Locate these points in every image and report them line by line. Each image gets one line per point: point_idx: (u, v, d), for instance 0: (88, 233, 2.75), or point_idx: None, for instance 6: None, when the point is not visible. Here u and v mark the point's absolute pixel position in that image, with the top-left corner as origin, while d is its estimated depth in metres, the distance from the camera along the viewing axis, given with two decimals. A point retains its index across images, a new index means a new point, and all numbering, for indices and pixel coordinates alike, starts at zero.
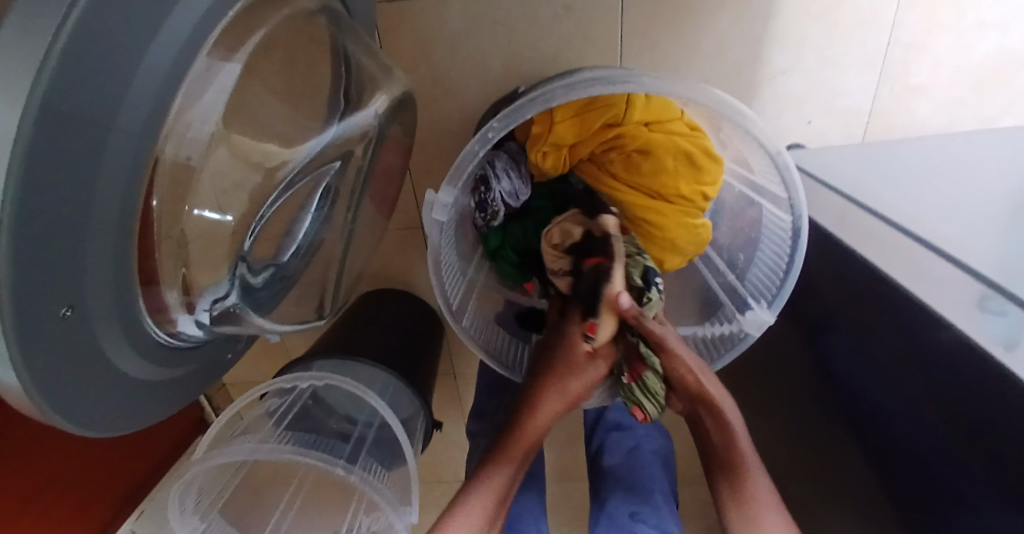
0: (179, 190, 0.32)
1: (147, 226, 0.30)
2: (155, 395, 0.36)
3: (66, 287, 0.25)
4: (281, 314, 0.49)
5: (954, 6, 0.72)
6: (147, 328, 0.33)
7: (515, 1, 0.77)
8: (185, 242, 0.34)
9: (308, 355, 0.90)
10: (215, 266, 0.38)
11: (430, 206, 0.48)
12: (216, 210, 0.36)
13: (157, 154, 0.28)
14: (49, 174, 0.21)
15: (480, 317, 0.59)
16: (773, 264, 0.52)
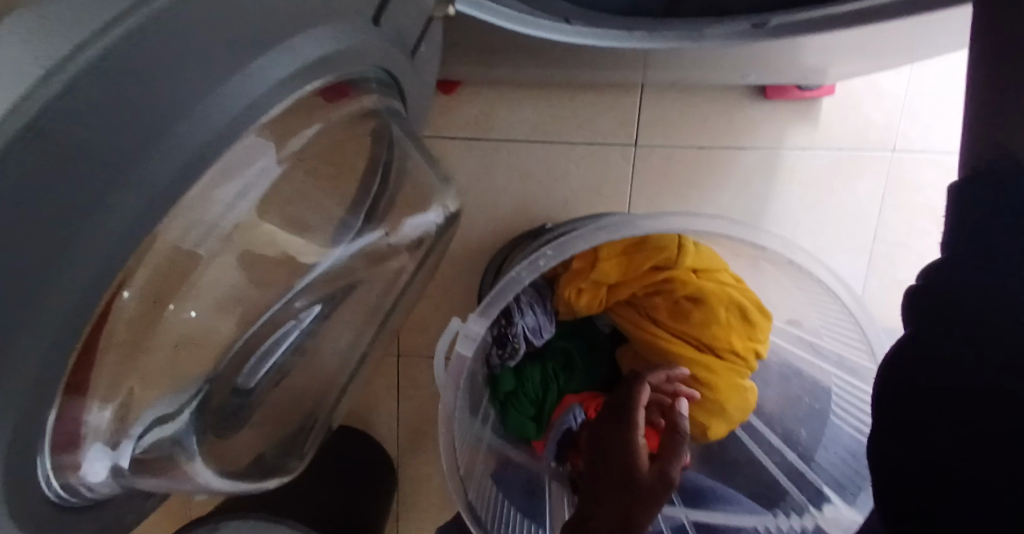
0: (171, 283, 0.24)
1: (115, 325, 0.21)
2: None
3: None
4: (236, 451, 0.37)
5: (924, 217, 0.82)
6: (40, 484, 0.20)
7: (537, 154, 0.82)
8: (146, 351, 0.25)
9: (223, 511, 0.69)
10: (158, 379, 0.28)
11: (453, 334, 0.42)
12: (202, 310, 0.29)
13: (169, 232, 0.20)
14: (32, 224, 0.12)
15: (483, 480, 0.49)
16: (851, 447, 0.50)
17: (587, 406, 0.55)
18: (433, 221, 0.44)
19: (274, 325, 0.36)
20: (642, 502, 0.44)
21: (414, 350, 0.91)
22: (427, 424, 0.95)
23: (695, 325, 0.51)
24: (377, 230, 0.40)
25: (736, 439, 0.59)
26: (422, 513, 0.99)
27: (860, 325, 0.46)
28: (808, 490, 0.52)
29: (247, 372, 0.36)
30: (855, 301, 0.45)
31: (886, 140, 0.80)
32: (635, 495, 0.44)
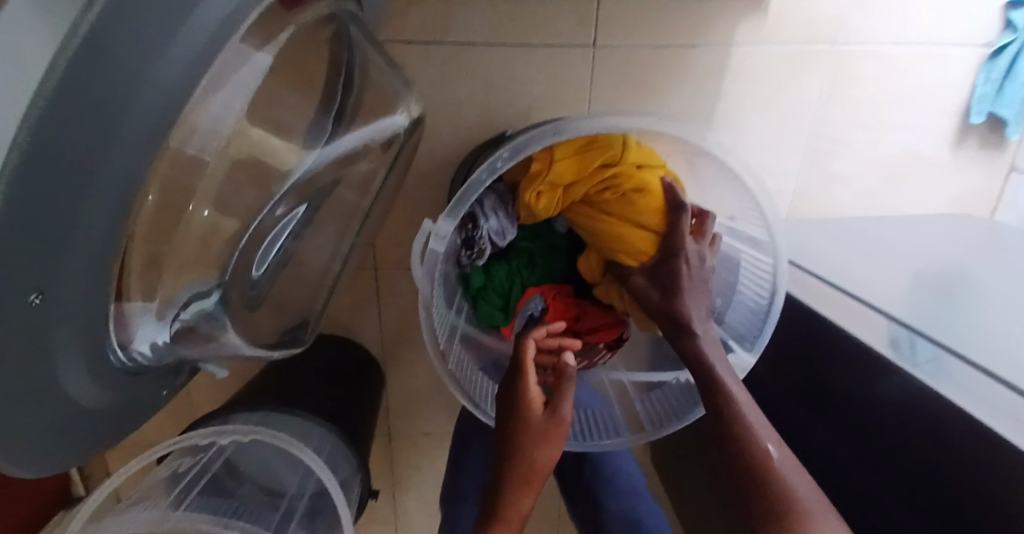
0: (188, 182, 0.28)
1: (141, 221, 0.25)
2: (77, 427, 0.28)
3: (32, 270, 0.20)
4: (261, 334, 0.42)
5: (858, 109, 0.89)
6: (101, 341, 0.27)
7: (494, 58, 0.82)
8: (174, 245, 0.30)
9: (230, 406, 0.77)
10: (187, 268, 0.32)
11: (426, 236, 0.47)
12: (213, 210, 0.33)
13: (173, 140, 0.24)
14: (73, 108, 0.19)
15: (464, 356, 0.58)
16: (753, 310, 0.59)
17: (547, 295, 0.64)
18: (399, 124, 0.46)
19: (271, 234, 0.40)
20: (539, 443, 0.48)
21: (390, 262, 0.96)
22: (408, 325, 1.03)
23: (637, 210, 0.56)
24: (347, 134, 0.42)
25: None
26: (411, 401, 1.12)
27: (767, 210, 0.53)
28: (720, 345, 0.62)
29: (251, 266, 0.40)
30: (762, 191, 0.52)
31: (829, 35, 0.83)
32: (530, 439, 0.48)
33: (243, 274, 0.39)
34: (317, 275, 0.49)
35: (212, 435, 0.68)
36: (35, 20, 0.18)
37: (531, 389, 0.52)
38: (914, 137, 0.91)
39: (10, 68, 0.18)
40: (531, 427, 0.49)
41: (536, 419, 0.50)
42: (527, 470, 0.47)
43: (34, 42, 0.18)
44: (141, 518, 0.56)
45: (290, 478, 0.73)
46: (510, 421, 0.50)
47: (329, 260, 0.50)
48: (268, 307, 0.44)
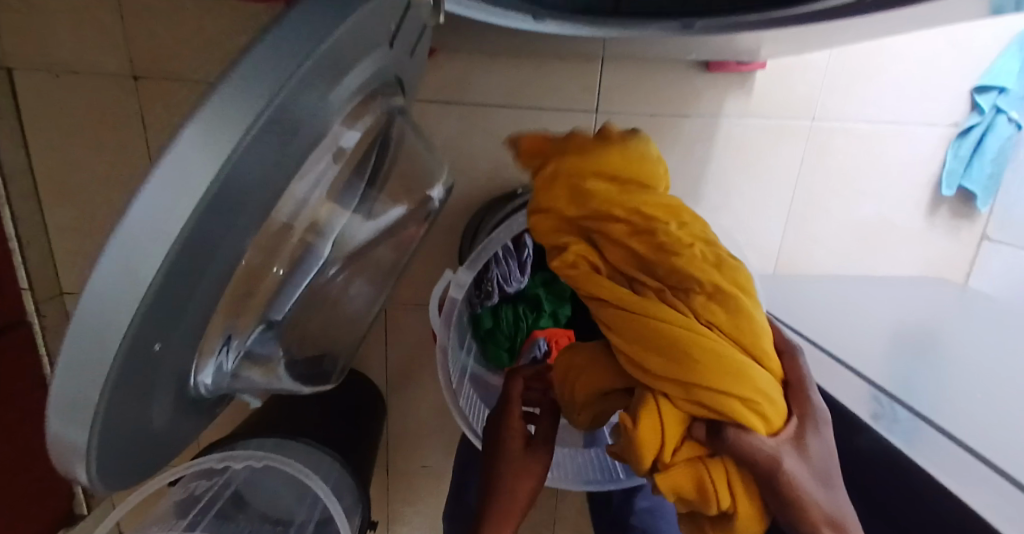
0: (269, 246, 0.34)
1: (235, 280, 0.32)
2: (152, 449, 0.33)
3: (163, 325, 0.26)
4: (298, 373, 0.47)
5: (835, 178, 0.97)
6: (188, 372, 0.33)
7: (507, 119, 0.91)
8: (256, 294, 0.37)
9: (241, 433, 0.81)
10: (259, 310, 0.38)
11: (446, 284, 0.54)
12: (285, 267, 0.39)
13: (274, 213, 0.32)
14: (211, 213, 0.24)
15: (473, 396, 0.63)
16: None
17: (549, 339, 0.67)
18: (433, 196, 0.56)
19: (321, 286, 0.46)
20: (519, 478, 0.52)
21: (399, 299, 1.02)
22: (411, 360, 1.08)
23: (684, 273, 0.36)
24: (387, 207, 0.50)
25: None
26: (410, 434, 1.15)
27: None
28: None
29: (301, 313, 0.45)
30: None
31: (808, 110, 0.92)
32: (512, 476, 0.52)
33: (294, 320, 0.44)
34: (348, 318, 0.54)
35: (227, 460, 0.72)
36: (211, 136, 0.22)
37: (514, 428, 0.55)
38: (887, 203, 0.99)
39: (180, 172, 0.22)
40: (513, 464, 0.53)
41: (517, 457, 0.53)
42: (508, 505, 0.51)
43: (195, 165, 0.22)
44: None
45: (297, 506, 0.76)
46: (492, 458, 0.54)
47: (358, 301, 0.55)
48: (308, 349, 0.48)
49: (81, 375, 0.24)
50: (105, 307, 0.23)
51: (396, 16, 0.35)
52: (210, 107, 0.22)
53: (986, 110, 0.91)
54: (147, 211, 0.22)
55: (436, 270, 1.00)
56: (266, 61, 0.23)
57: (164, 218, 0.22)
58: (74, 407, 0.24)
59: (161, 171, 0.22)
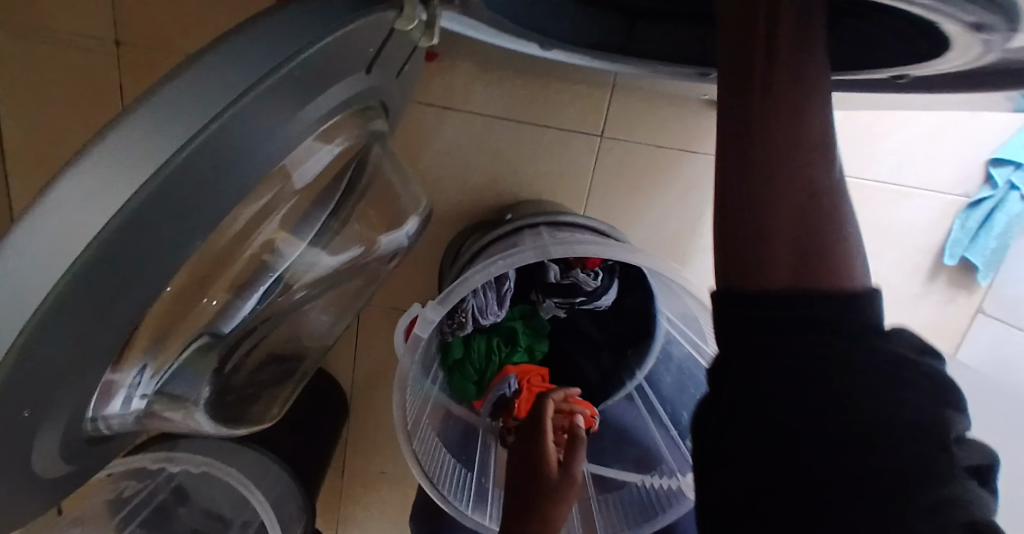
0: (201, 280, 0.31)
1: (147, 323, 0.28)
2: (39, 504, 0.29)
3: (44, 389, 0.22)
4: (221, 403, 0.43)
5: None
6: (83, 417, 0.28)
7: (508, 133, 0.87)
8: (181, 328, 0.33)
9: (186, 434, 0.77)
10: (189, 342, 0.35)
11: (413, 317, 0.50)
12: (226, 297, 0.36)
13: (213, 236, 0.28)
14: (98, 278, 0.20)
15: (430, 433, 0.59)
16: None
17: (521, 378, 0.65)
18: (403, 237, 0.52)
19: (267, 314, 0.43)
20: (555, 503, 0.48)
21: (375, 302, 0.98)
22: (382, 365, 1.04)
23: None
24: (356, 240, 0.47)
25: (639, 415, 0.69)
26: (371, 440, 1.12)
27: None
28: (678, 459, 0.61)
29: (236, 344, 0.42)
30: None
31: None
32: (547, 495, 0.48)
33: (230, 349, 0.40)
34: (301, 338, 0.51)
35: (164, 460, 0.68)
36: (96, 190, 0.19)
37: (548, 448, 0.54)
38: (884, 265, 0.97)
39: (59, 233, 0.19)
40: (551, 489, 0.49)
41: (553, 476, 0.51)
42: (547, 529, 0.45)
43: (75, 220, 0.19)
44: None
45: (236, 511, 0.72)
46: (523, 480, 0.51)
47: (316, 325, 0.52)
48: (244, 373, 0.45)
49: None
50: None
51: (376, 35, 0.32)
52: (105, 157, 0.20)
53: (1000, 184, 0.89)
54: (19, 264, 0.19)
55: (417, 277, 0.96)
56: (181, 104, 0.21)
57: (37, 280, 0.19)
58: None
59: (38, 217, 0.19)
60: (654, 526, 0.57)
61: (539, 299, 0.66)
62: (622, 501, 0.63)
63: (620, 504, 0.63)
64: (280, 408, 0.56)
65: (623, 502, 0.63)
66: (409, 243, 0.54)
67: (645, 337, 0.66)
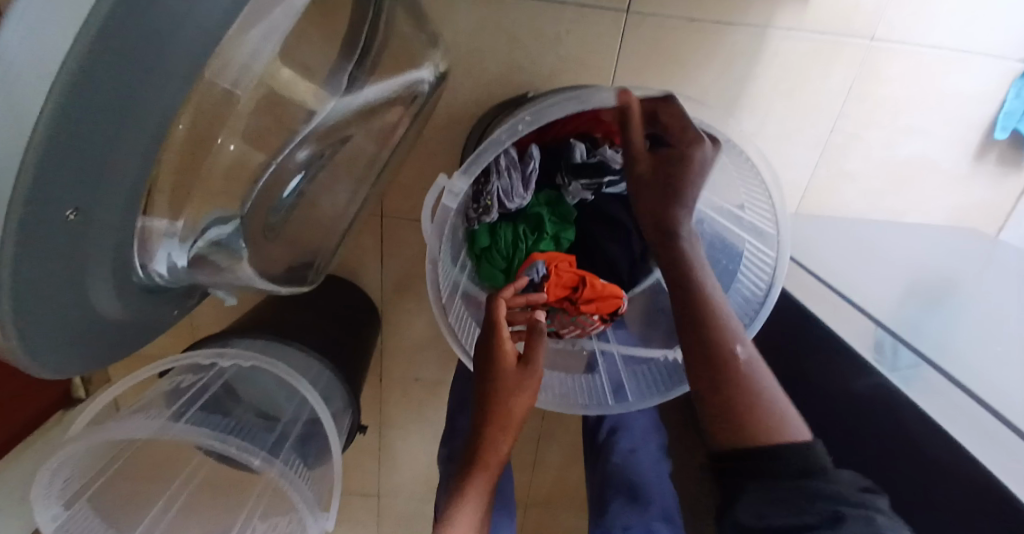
0: (208, 114, 0.30)
1: (167, 155, 0.29)
2: (98, 330, 0.32)
3: (75, 190, 0.24)
4: (272, 269, 0.43)
5: (881, 112, 0.87)
6: (130, 256, 0.32)
7: (522, 14, 0.80)
8: (205, 174, 0.34)
9: (233, 332, 0.81)
10: (216, 190, 0.36)
11: (439, 191, 0.48)
12: (242, 145, 0.36)
13: (212, 62, 0.27)
14: (98, 61, 0.21)
15: (464, 314, 0.61)
16: (747, 298, 0.57)
17: (549, 263, 0.64)
18: (424, 80, 0.47)
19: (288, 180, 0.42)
20: (513, 393, 0.51)
21: (396, 211, 0.97)
22: (408, 273, 1.06)
23: None
24: (370, 85, 0.42)
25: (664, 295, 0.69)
26: (403, 347, 1.16)
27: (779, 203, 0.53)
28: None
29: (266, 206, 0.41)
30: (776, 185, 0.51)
31: (867, 28, 0.80)
32: (507, 387, 0.51)
33: (266, 213, 0.41)
34: (332, 223, 0.50)
35: (215, 356, 0.71)
36: None
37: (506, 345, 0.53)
38: (935, 145, 0.89)
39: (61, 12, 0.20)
40: (514, 396, 0.50)
41: (517, 374, 0.52)
42: (505, 415, 0.50)
43: (55, 27, 0.20)
44: (145, 423, 0.60)
45: (286, 406, 0.77)
46: (480, 377, 0.52)
47: (343, 205, 0.50)
48: (287, 240, 0.45)
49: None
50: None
51: None
52: None
53: None
54: (0, 72, 0.20)
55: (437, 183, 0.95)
56: None
57: (33, 73, 0.20)
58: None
59: (10, 27, 0.20)
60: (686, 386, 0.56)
61: (566, 183, 0.62)
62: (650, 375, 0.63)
63: (642, 377, 0.63)
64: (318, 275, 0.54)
65: (652, 375, 0.63)
66: (429, 90, 0.49)
67: None
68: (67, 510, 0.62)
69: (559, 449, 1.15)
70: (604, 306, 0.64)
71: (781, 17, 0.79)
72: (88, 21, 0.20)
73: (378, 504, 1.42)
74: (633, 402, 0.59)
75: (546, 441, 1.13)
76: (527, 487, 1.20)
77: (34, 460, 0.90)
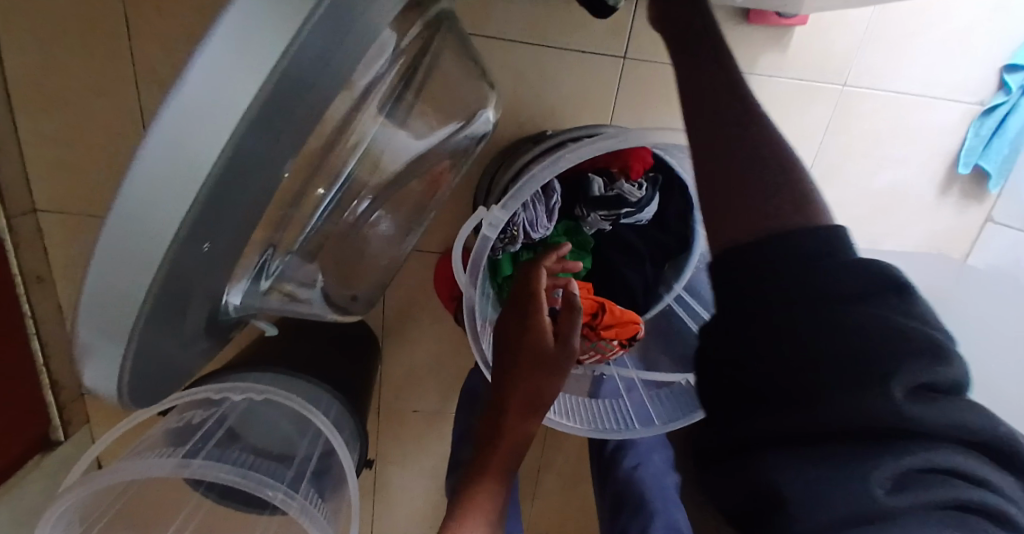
0: (311, 167, 0.32)
1: (276, 199, 0.30)
2: (180, 351, 0.33)
3: (214, 227, 0.25)
4: (324, 297, 0.44)
5: (856, 148, 0.95)
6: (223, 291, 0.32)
7: (530, 57, 0.85)
8: (294, 215, 0.35)
9: (242, 365, 0.79)
10: (297, 230, 0.37)
11: (478, 222, 0.50)
12: (325, 187, 0.37)
13: (328, 118, 0.29)
14: (261, 123, 0.23)
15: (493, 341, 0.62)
16: None
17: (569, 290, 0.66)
18: (486, 121, 0.51)
19: (351, 217, 0.43)
20: (543, 371, 0.52)
21: None
22: (411, 303, 1.06)
23: None
24: (437, 127, 0.44)
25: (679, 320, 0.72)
26: (403, 378, 1.15)
27: None
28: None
29: (328, 240, 0.42)
30: None
31: (841, 74, 0.89)
32: (537, 363, 0.53)
33: (327, 245, 0.42)
34: (382, 256, 0.51)
35: (226, 390, 0.69)
36: (249, 41, 0.21)
37: (540, 318, 0.56)
38: (904, 178, 0.98)
39: (235, 77, 0.21)
40: (544, 372, 0.52)
41: (549, 349, 0.54)
42: (533, 391, 0.51)
43: (233, 83, 0.21)
44: (161, 461, 0.58)
45: (299, 442, 0.75)
46: (514, 349, 0.55)
47: (390, 240, 0.51)
48: (342, 272, 0.46)
49: (138, 262, 0.24)
50: (144, 205, 0.23)
51: None
52: (259, 16, 0.21)
53: (1013, 89, 0.88)
54: (176, 118, 0.22)
55: (443, 214, 0.97)
56: None
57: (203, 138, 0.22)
58: (103, 300, 0.25)
59: (192, 76, 0.22)
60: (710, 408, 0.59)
61: (584, 214, 0.66)
62: (670, 399, 0.65)
63: (663, 402, 0.64)
64: (365, 307, 0.55)
65: (672, 399, 0.65)
66: (490, 131, 0.53)
67: (684, 251, 0.70)
68: None
69: (561, 477, 1.14)
70: (623, 331, 0.66)
71: (765, 63, 0.87)
72: (261, 93, 0.22)
73: None
74: (653, 427, 0.61)
75: (550, 470, 1.13)
76: (528, 519, 1.19)
77: (10, 509, 0.84)
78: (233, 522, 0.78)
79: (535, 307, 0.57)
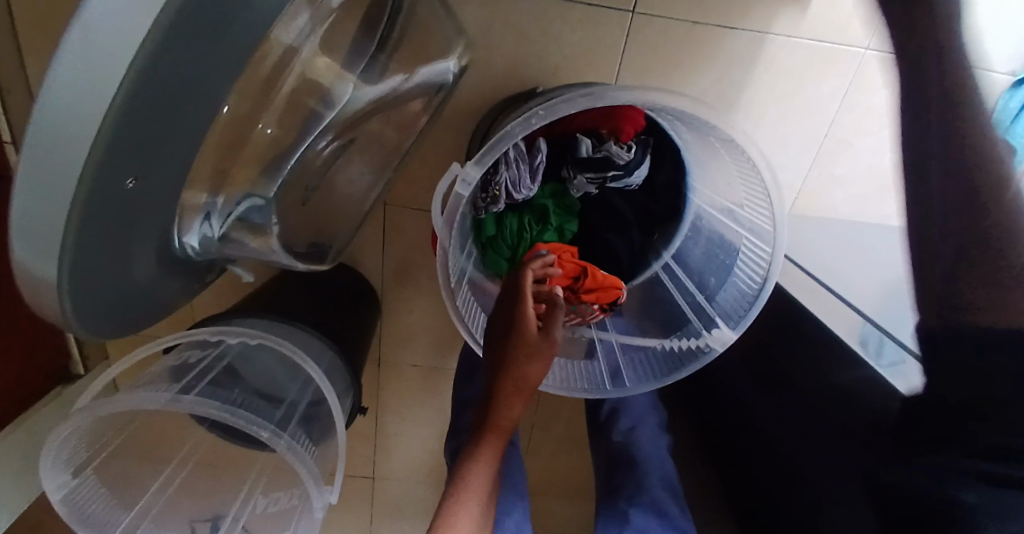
0: (250, 100, 0.34)
1: (214, 133, 0.33)
2: (135, 280, 0.35)
3: (139, 161, 0.28)
4: (292, 242, 0.46)
5: (873, 118, 0.89)
6: (174, 224, 0.36)
7: (531, 11, 0.81)
8: (244, 154, 0.38)
9: (237, 311, 0.82)
10: (250, 169, 0.39)
11: (452, 178, 0.50)
12: (276, 128, 0.39)
13: (257, 55, 0.31)
14: (168, 54, 0.25)
15: (472, 297, 0.63)
16: (743, 291, 0.60)
17: (552, 252, 0.67)
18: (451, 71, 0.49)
19: (315, 163, 0.45)
20: (529, 359, 0.50)
21: (400, 200, 0.99)
22: (408, 260, 1.07)
23: None
24: (397, 73, 0.44)
25: (665, 288, 0.71)
26: (401, 333, 1.18)
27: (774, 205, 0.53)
28: (704, 320, 0.63)
29: (291, 185, 0.44)
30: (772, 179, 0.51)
31: (864, 37, 0.83)
32: (523, 354, 0.50)
33: (291, 191, 0.44)
34: (352, 206, 0.52)
35: (221, 333, 0.73)
36: None
37: (527, 312, 0.54)
38: None
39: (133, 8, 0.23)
40: (530, 363, 0.50)
41: (535, 341, 0.51)
42: (521, 381, 0.49)
43: (135, 12, 0.23)
44: (154, 395, 0.61)
45: (290, 384, 0.79)
46: (498, 342, 0.52)
47: (361, 189, 0.52)
48: (309, 217, 0.48)
49: (64, 186, 0.25)
50: (62, 133, 0.24)
51: None
52: None
53: None
54: (84, 50, 0.23)
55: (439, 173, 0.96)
56: None
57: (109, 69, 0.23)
58: (45, 225, 0.27)
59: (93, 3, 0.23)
60: (680, 375, 0.60)
61: (570, 176, 0.65)
62: (648, 365, 0.65)
63: (641, 369, 0.65)
64: (336, 254, 0.56)
65: (649, 366, 0.65)
66: (453, 81, 0.51)
67: (674, 218, 0.69)
68: (73, 478, 0.64)
69: (550, 436, 1.18)
70: (604, 296, 0.67)
71: (782, 22, 0.81)
72: (160, 25, 0.23)
73: (372, 486, 1.44)
74: (626, 391, 0.61)
75: (540, 429, 1.16)
76: None
77: None
78: (233, 455, 0.83)
79: (519, 303, 0.55)
